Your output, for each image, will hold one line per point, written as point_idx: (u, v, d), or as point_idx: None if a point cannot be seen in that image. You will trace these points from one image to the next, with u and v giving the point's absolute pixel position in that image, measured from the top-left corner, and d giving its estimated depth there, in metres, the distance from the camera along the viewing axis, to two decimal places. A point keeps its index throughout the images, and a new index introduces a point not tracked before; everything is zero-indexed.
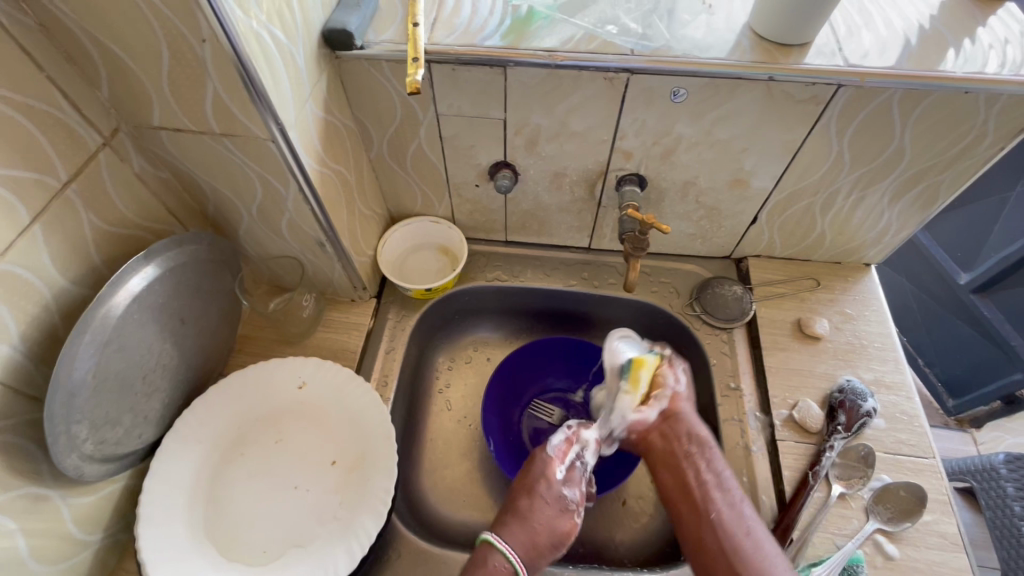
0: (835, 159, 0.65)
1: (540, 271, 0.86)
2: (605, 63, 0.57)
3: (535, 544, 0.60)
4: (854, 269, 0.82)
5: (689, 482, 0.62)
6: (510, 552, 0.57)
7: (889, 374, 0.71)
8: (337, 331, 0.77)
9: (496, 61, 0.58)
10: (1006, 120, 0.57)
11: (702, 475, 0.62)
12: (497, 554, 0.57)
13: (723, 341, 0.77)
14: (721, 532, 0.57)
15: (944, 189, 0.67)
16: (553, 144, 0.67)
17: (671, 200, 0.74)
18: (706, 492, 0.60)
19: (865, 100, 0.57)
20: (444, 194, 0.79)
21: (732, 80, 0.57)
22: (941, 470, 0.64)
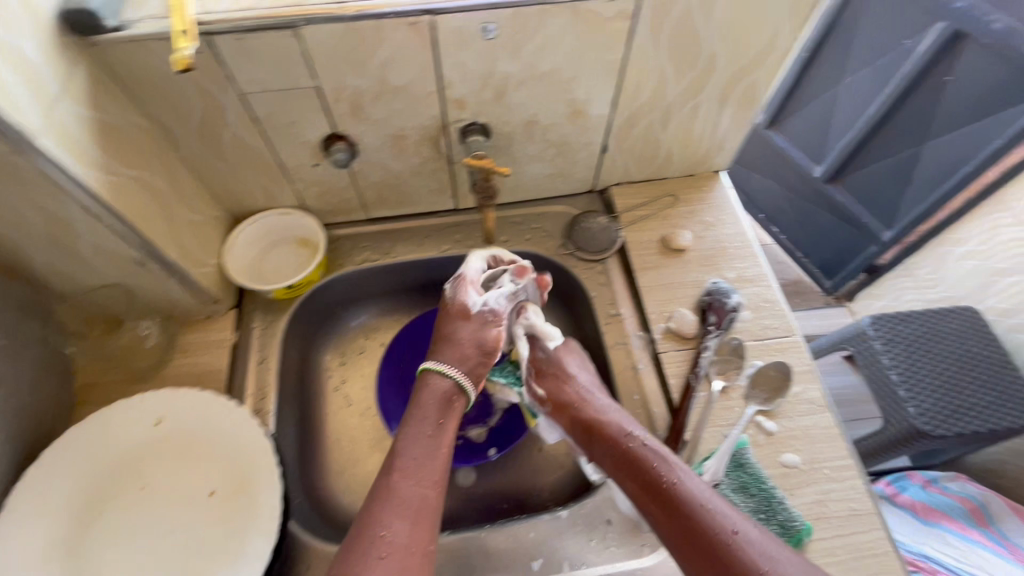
0: (658, 73, 0.66)
1: (410, 243, 0.82)
2: (402, 7, 0.53)
3: (474, 349, 0.65)
4: (707, 178, 0.85)
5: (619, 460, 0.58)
6: (445, 369, 0.63)
7: (748, 269, 0.76)
8: (196, 354, 0.70)
9: (283, 21, 0.52)
10: (795, 9, 0.61)
11: (623, 451, 0.59)
12: (433, 375, 0.63)
13: (600, 272, 0.78)
14: (659, 501, 0.54)
15: (761, 85, 0.70)
16: (378, 106, 0.63)
17: (519, 143, 0.73)
18: (634, 469, 0.57)
19: (668, 9, 0.58)
20: (283, 182, 0.73)
21: (536, 6, 0.55)
22: (802, 344, 0.70)
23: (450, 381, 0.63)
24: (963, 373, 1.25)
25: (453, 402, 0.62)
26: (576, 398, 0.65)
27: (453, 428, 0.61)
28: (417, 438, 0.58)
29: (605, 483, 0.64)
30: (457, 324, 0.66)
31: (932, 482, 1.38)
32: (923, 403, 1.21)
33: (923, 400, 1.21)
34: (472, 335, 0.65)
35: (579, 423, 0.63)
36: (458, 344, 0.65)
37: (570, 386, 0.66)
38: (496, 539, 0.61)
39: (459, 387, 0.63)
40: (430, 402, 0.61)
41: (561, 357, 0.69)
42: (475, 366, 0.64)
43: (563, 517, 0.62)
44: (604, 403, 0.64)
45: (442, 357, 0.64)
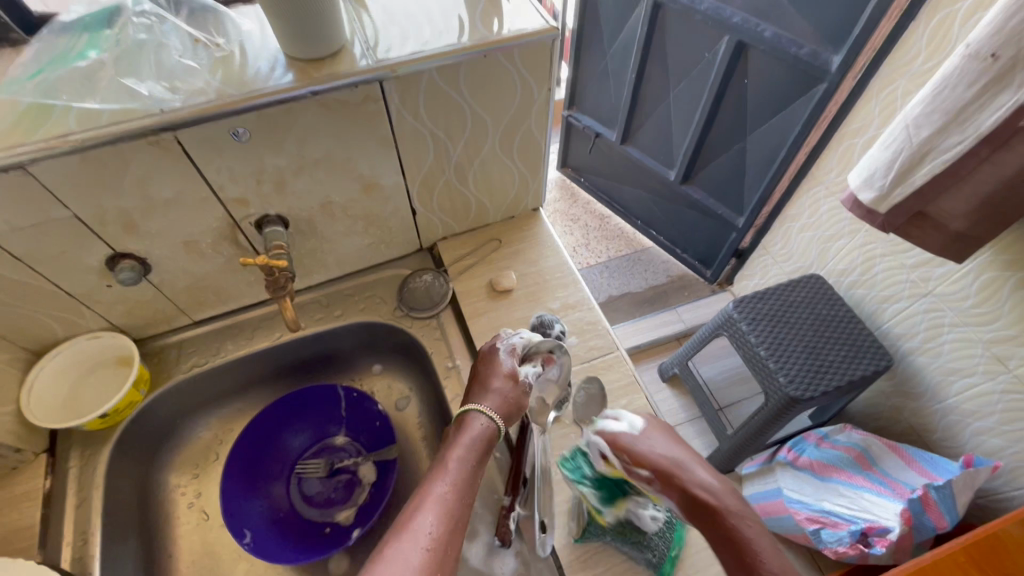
0: (433, 139, 0.70)
1: (242, 338, 0.81)
2: (135, 129, 0.53)
3: (486, 448, 0.54)
4: (526, 217, 0.91)
5: (689, 494, 0.52)
6: (493, 412, 0.56)
7: (571, 296, 0.81)
8: (2, 515, 0.64)
9: (5, 164, 0.51)
10: (533, 65, 0.67)
11: (716, 514, 0.50)
12: (481, 413, 0.56)
13: (435, 328, 0.80)
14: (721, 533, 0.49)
15: (537, 131, 0.76)
16: (153, 219, 0.62)
17: (323, 224, 0.74)
18: (695, 499, 0.52)
19: (412, 86, 0.62)
20: (80, 308, 0.70)
21: (278, 106, 0.57)
22: (625, 358, 0.75)
23: (486, 419, 0.56)
24: (819, 334, 1.36)
25: (493, 445, 0.55)
26: (659, 454, 0.55)
27: (478, 469, 0.52)
28: (463, 461, 0.51)
29: (455, 542, 0.63)
30: (489, 367, 0.61)
31: (824, 438, 1.37)
32: (790, 371, 1.31)
33: (790, 368, 1.31)
34: (502, 382, 0.59)
35: (665, 480, 0.54)
36: (489, 385, 0.59)
37: (652, 454, 0.56)
38: None
39: (499, 433, 0.56)
40: (470, 437, 0.54)
41: (643, 435, 0.58)
42: (505, 404, 0.58)
43: None
44: (671, 450, 0.56)
45: (478, 398, 0.58)
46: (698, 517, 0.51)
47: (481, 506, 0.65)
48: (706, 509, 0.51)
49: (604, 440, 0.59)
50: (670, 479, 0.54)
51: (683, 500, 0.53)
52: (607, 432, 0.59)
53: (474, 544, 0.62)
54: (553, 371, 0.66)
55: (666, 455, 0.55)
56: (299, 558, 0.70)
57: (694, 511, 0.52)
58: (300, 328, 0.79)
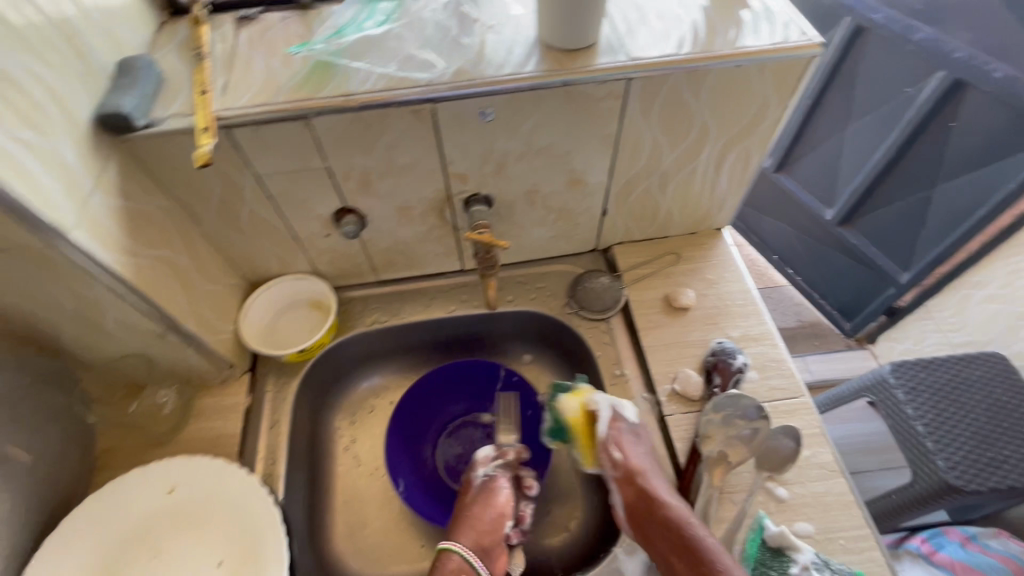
0: (652, 144, 0.69)
1: (419, 304, 0.85)
2: (405, 97, 0.57)
3: None
4: (709, 235, 0.87)
5: (645, 513, 0.61)
6: (462, 547, 0.64)
7: (753, 328, 0.77)
8: (211, 419, 0.72)
9: (296, 114, 0.57)
10: (780, 82, 0.63)
11: (689, 535, 0.58)
12: (451, 553, 0.64)
13: (604, 332, 0.79)
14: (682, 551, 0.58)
15: (755, 149, 0.72)
16: (386, 181, 0.67)
17: (521, 210, 0.76)
18: (660, 520, 0.60)
19: (655, 88, 0.61)
20: (297, 250, 0.77)
21: (530, 92, 0.59)
22: (811, 405, 0.69)
23: (462, 559, 0.63)
24: (994, 424, 1.18)
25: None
26: (643, 471, 0.63)
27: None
28: None
29: (611, 552, 0.64)
30: (482, 505, 0.68)
31: (972, 539, 1.19)
32: (952, 456, 1.14)
33: (953, 453, 1.14)
34: (482, 509, 0.68)
35: (643, 494, 0.62)
36: (470, 514, 0.67)
37: (643, 447, 0.66)
38: None
39: (474, 566, 0.63)
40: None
41: (636, 432, 0.67)
42: (484, 537, 0.66)
43: None
44: (660, 479, 0.63)
45: (454, 536, 0.66)
46: (653, 527, 0.60)
47: None
48: (682, 531, 0.58)
49: (607, 411, 0.67)
50: (632, 488, 0.63)
51: (641, 507, 0.61)
52: (621, 416, 0.68)
53: (630, 560, 0.63)
54: (746, 410, 0.65)
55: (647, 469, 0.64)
56: None
57: (662, 528, 0.59)
58: (495, 305, 0.83)
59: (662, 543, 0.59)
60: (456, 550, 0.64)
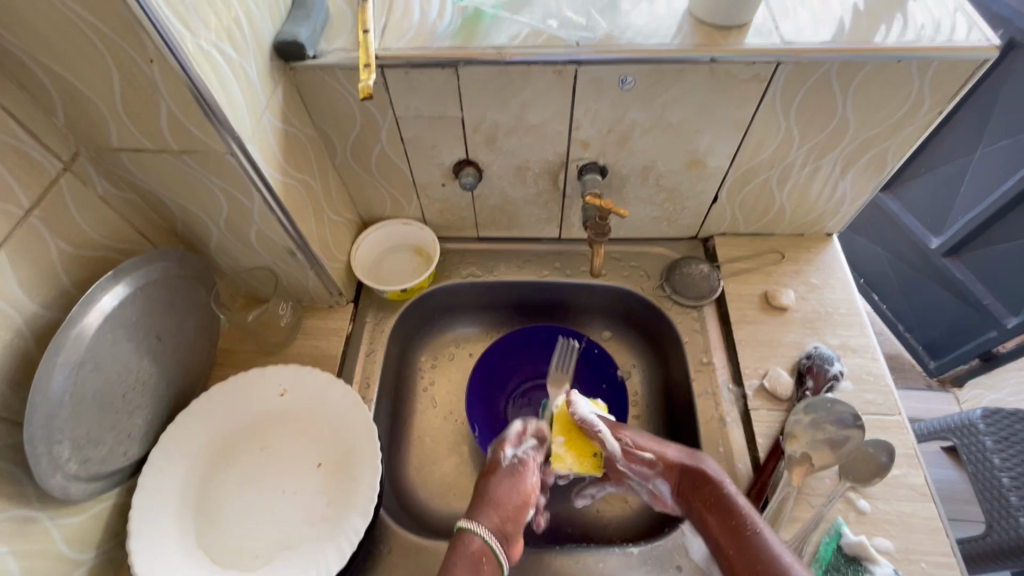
0: (784, 134, 0.67)
1: (513, 265, 0.87)
2: (552, 56, 0.59)
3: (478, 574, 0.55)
4: (816, 240, 0.84)
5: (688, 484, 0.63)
6: (482, 529, 0.59)
7: (853, 338, 0.74)
8: (316, 338, 0.79)
9: (447, 61, 0.59)
10: (940, 84, 0.60)
11: (727, 504, 0.59)
12: (469, 533, 0.58)
13: (694, 319, 0.79)
14: (734, 540, 0.57)
15: (891, 155, 0.69)
16: (511, 138, 0.69)
17: (632, 185, 0.76)
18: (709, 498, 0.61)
19: (805, 75, 0.59)
20: (412, 196, 0.81)
21: (675, 65, 0.59)
22: (907, 426, 0.67)
23: (484, 541, 0.58)
24: None
25: (483, 561, 0.56)
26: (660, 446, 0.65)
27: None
28: None
29: (678, 529, 0.65)
30: (505, 486, 0.64)
31: None
32: None
33: None
34: (509, 494, 0.63)
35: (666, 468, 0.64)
36: (493, 502, 0.62)
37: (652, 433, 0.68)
38: (567, 560, 0.64)
39: (494, 550, 0.58)
40: (460, 564, 0.56)
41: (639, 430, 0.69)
42: (504, 525, 0.60)
43: (634, 553, 0.64)
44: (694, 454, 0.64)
45: (479, 516, 0.60)
46: (692, 496, 0.62)
47: None
48: (717, 502, 0.60)
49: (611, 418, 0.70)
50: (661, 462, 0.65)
51: (680, 482, 0.64)
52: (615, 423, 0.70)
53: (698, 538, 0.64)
54: (843, 414, 0.63)
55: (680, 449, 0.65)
56: None
57: (702, 502, 0.61)
58: (597, 274, 0.85)
59: (714, 521, 0.59)
60: (476, 530, 0.58)
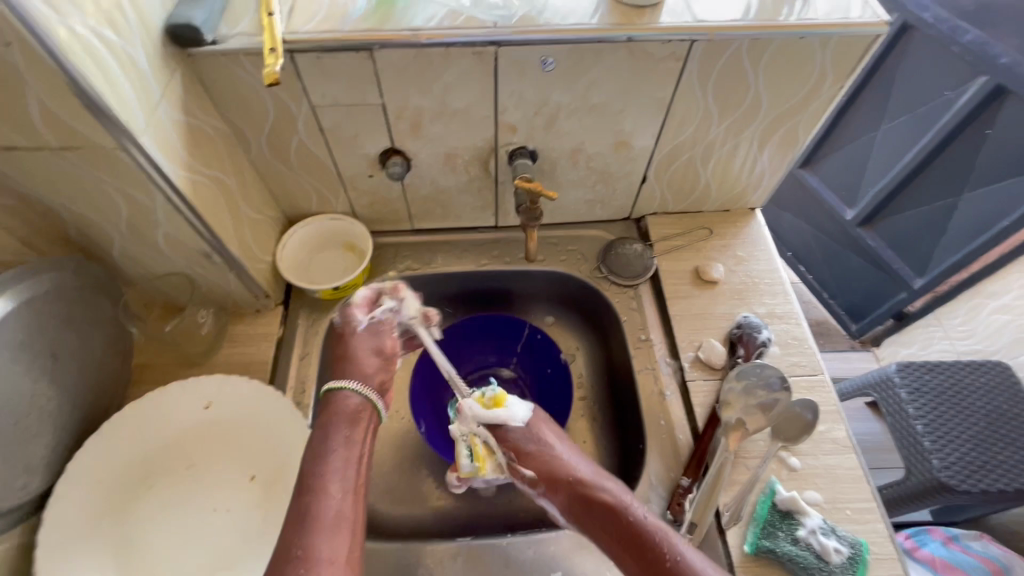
0: (704, 111, 0.69)
1: (451, 256, 0.86)
2: (470, 37, 0.57)
3: (354, 423, 0.60)
4: (741, 214, 0.87)
5: (588, 504, 0.60)
6: (357, 385, 0.61)
7: (779, 306, 0.78)
8: (244, 345, 0.74)
9: (361, 44, 0.57)
10: (840, 59, 0.63)
11: (633, 526, 0.56)
12: (345, 393, 0.61)
13: (631, 298, 0.80)
14: (650, 566, 0.53)
15: (802, 129, 0.73)
16: (437, 125, 0.67)
17: (564, 169, 0.76)
18: (609, 517, 0.58)
19: (717, 53, 0.61)
20: (338, 189, 0.77)
21: (594, 44, 0.59)
22: (828, 384, 0.71)
23: (362, 399, 0.61)
24: (993, 429, 1.18)
25: (360, 416, 0.60)
26: (554, 465, 0.63)
27: (367, 438, 0.60)
28: (335, 450, 0.57)
29: None
30: (366, 337, 0.64)
31: (954, 539, 1.19)
32: (948, 456, 1.15)
33: (949, 453, 1.15)
34: (365, 350, 0.64)
35: (566, 488, 0.62)
36: (360, 355, 0.64)
37: (544, 445, 0.64)
38: (520, 549, 0.64)
39: (373, 404, 0.62)
40: (338, 419, 0.59)
41: (528, 426, 0.65)
42: (377, 376, 0.63)
43: (584, 533, 0.65)
44: (586, 467, 0.63)
45: (349, 375, 0.62)
46: (594, 523, 0.59)
47: (655, 477, 0.67)
48: (623, 525, 0.56)
49: (499, 417, 0.64)
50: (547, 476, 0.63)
51: (576, 505, 0.61)
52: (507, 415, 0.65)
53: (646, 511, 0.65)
54: (770, 378, 0.67)
55: (569, 464, 0.63)
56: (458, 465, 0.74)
57: (608, 529, 0.58)
58: (534, 259, 0.85)
59: (623, 551, 0.56)
60: (353, 390, 0.61)
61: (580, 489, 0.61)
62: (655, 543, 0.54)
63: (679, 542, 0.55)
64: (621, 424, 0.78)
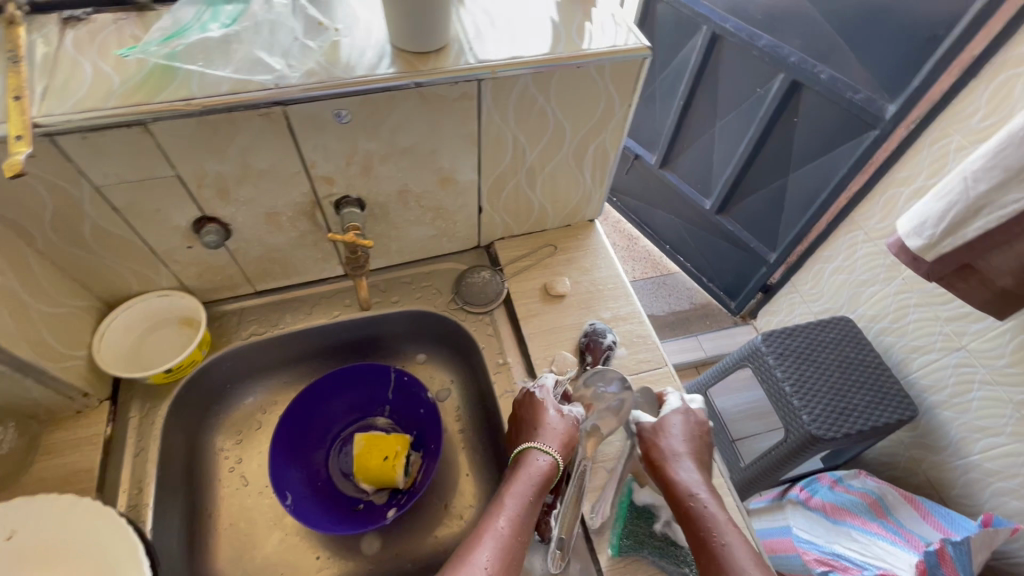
0: (515, 141, 0.73)
1: (300, 312, 0.83)
2: (251, 100, 0.56)
3: (544, 483, 0.61)
4: (582, 227, 0.93)
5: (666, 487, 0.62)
6: (546, 448, 0.62)
7: (623, 308, 0.83)
8: (63, 454, 0.66)
9: (129, 119, 0.54)
10: (619, 82, 0.69)
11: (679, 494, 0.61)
12: (535, 454, 0.62)
13: (487, 324, 0.82)
14: (694, 533, 0.58)
15: (610, 144, 0.79)
16: (245, 187, 0.65)
17: (396, 211, 0.77)
18: (676, 494, 0.61)
19: (506, 88, 0.65)
20: (156, 265, 0.72)
21: (383, 93, 0.60)
22: (673, 374, 0.77)
23: (547, 459, 0.62)
24: (846, 377, 1.32)
25: (549, 480, 0.61)
26: (659, 454, 0.64)
27: (536, 509, 0.59)
28: (517, 508, 0.58)
29: None
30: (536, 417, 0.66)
31: (839, 481, 1.26)
32: (814, 409, 1.27)
33: (815, 406, 1.27)
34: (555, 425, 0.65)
35: (659, 468, 0.63)
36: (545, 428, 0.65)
37: (661, 438, 0.66)
38: None
39: (558, 466, 0.62)
40: (517, 481, 0.61)
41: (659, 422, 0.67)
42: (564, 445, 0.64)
43: None
44: (679, 449, 0.64)
45: (542, 439, 0.63)
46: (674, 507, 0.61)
47: None
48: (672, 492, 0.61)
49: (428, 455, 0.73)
50: (644, 448, 0.66)
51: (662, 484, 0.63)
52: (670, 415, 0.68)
53: None
54: (608, 384, 0.70)
55: (667, 445, 0.65)
56: (325, 529, 0.70)
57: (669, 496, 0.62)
58: (367, 307, 0.83)
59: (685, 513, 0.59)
60: (542, 449, 0.62)
61: (663, 480, 0.63)
62: (682, 496, 0.61)
63: (693, 483, 0.61)
64: (495, 451, 0.79)
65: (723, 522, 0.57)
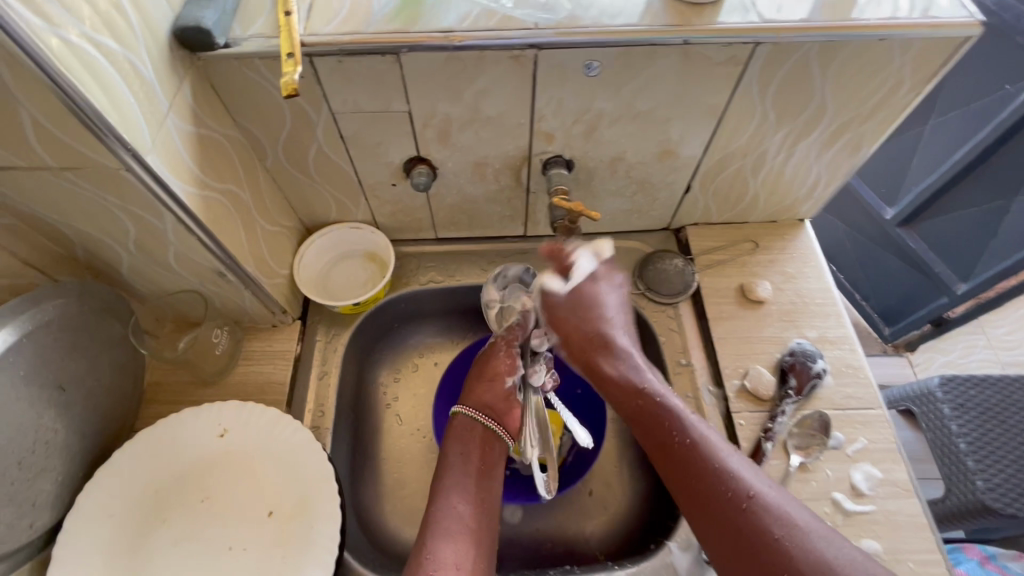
0: (760, 120, 0.62)
1: (475, 268, 0.81)
2: (508, 39, 0.51)
3: (475, 440, 0.65)
4: (790, 226, 0.81)
5: (665, 438, 0.55)
6: (469, 410, 0.67)
7: (831, 330, 0.72)
8: (260, 363, 0.70)
9: (387, 48, 0.51)
10: (921, 64, 0.56)
11: (695, 451, 0.53)
12: (461, 416, 0.67)
13: (670, 317, 0.75)
14: (707, 506, 0.51)
15: (868, 137, 0.66)
16: (467, 133, 0.62)
17: (600, 179, 0.70)
18: (679, 448, 0.54)
19: (783, 57, 0.54)
20: (359, 197, 0.72)
21: (645, 48, 0.52)
22: (888, 418, 0.66)
23: (470, 418, 0.66)
24: None
25: (478, 436, 0.65)
26: (644, 394, 0.57)
27: (480, 462, 0.63)
28: (450, 473, 0.62)
29: (666, 546, 0.63)
30: (481, 368, 0.70)
31: (992, 559, 1.04)
32: (993, 478, 1.08)
33: (994, 475, 1.08)
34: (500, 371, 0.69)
35: (632, 404, 0.58)
36: (478, 386, 0.69)
37: (649, 383, 0.57)
38: None
39: (487, 426, 0.66)
40: (451, 445, 0.65)
41: (594, 282, 0.61)
42: (491, 400, 0.68)
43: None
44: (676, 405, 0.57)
45: (467, 399, 0.68)
46: (666, 462, 0.55)
47: None
48: (671, 446, 0.54)
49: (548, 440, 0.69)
50: (599, 354, 0.59)
51: (649, 428, 0.56)
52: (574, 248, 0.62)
53: (684, 554, 0.62)
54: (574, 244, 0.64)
55: (650, 383, 0.58)
56: None
57: (666, 463, 0.54)
58: None
59: (699, 475, 0.52)
60: (471, 415, 0.66)
61: (669, 430, 0.55)
62: (721, 460, 0.52)
63: (747, 471, 0.52)
64: None
65: (819, 528, 0.48)
